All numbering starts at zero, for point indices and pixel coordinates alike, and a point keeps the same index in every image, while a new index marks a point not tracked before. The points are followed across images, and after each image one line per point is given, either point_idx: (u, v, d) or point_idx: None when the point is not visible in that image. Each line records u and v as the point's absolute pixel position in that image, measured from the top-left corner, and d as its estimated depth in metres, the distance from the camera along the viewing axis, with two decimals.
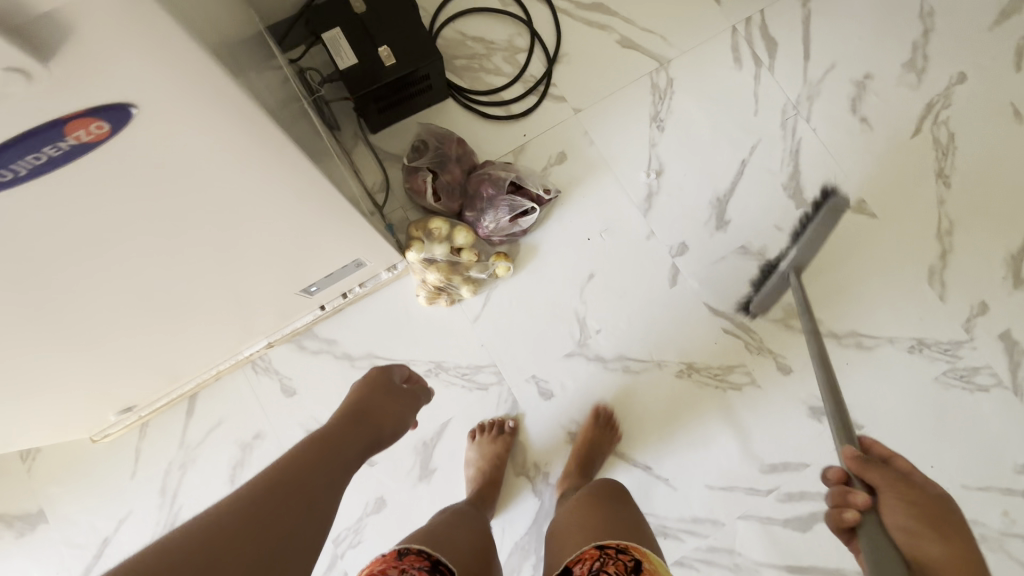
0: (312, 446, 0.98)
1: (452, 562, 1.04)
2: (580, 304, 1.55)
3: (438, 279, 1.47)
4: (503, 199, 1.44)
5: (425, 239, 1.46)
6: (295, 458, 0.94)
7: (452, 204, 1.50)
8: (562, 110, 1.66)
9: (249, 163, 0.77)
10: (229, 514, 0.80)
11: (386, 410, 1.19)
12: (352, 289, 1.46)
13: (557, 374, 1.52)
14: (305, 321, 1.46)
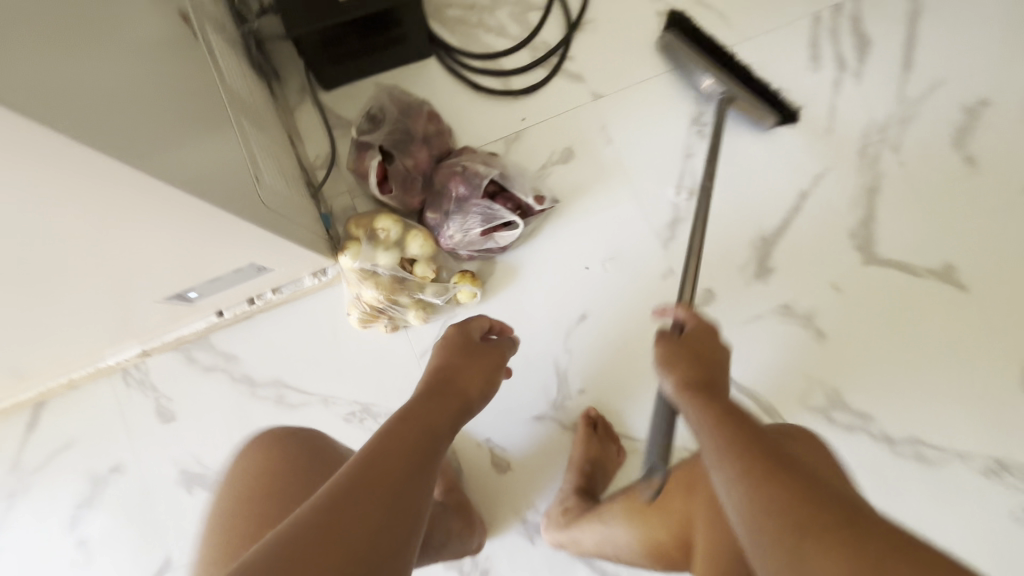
0: (400, 432, 0.73)
1: None
2: (563, 351, 1.18)
3: (374, 297, 1.10)
4: (477, 203, 1.07)
5: (364, 242, 1.09)
6: (384, 448, 0.70)
7: (409, 200, 1.12)
8: (577, 93, 1.26)
9: (73, 168, 0.58)
10: (307, 532, 0.58)
11: (477, 373, 0.94)
12: (262, 293, 1.11)
13: (517, 440, 1.16)
14: (197, 328, 1.12)
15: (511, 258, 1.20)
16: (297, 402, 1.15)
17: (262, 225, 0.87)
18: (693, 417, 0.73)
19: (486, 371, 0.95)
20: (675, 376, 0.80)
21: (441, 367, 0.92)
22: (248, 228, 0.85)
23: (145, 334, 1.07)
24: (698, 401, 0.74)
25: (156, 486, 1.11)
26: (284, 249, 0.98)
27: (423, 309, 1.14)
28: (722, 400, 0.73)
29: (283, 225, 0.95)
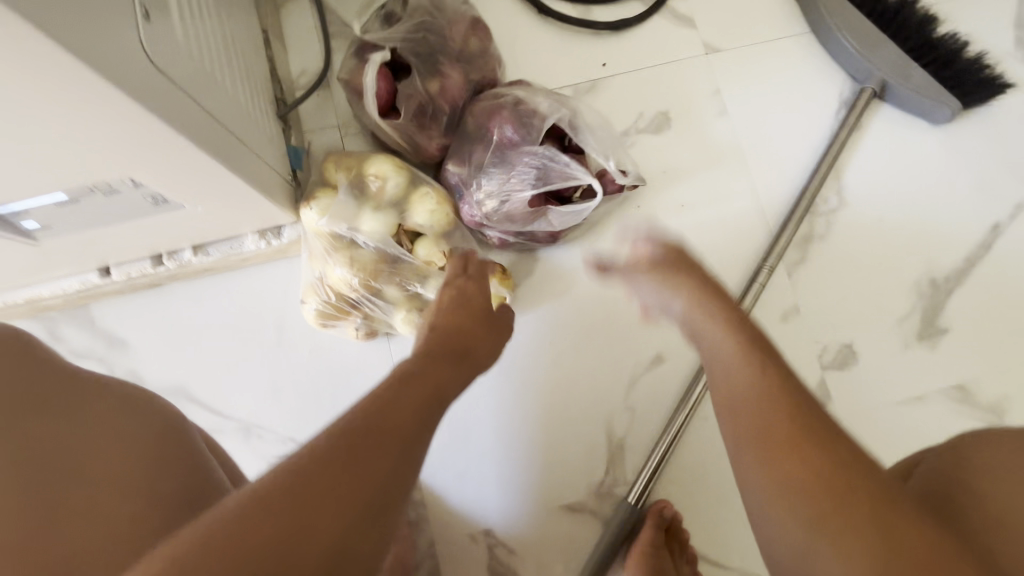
0: (416, 382, 0.46)
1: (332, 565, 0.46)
2: (622, 409, 0.76)
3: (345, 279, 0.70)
4: (533, 156, 0.69)
5: (342, 192, 0.69)
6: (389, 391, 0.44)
7: (425, 144, 0.73)
8: (683, 43, 0.89)
9: None
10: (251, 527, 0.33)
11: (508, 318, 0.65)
12: (175, 252, 0.72)
13: (534, 543, 0.72)
14: (64, 291, 0.71)
15: (563, 256, 0.80)
16: (204, 425, 0.74)
17: (206, 149, 0.52)
18: (721, 374, 0.49)
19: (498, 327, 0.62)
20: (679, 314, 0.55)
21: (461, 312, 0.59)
22: (175, 148, 0.49)
23: None
24: (714, 336, 0.51)
25: None
26: (217, 190, 0.59)
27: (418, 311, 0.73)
28: (761, 359, 0.48)
29: (241, 157, 0.60)
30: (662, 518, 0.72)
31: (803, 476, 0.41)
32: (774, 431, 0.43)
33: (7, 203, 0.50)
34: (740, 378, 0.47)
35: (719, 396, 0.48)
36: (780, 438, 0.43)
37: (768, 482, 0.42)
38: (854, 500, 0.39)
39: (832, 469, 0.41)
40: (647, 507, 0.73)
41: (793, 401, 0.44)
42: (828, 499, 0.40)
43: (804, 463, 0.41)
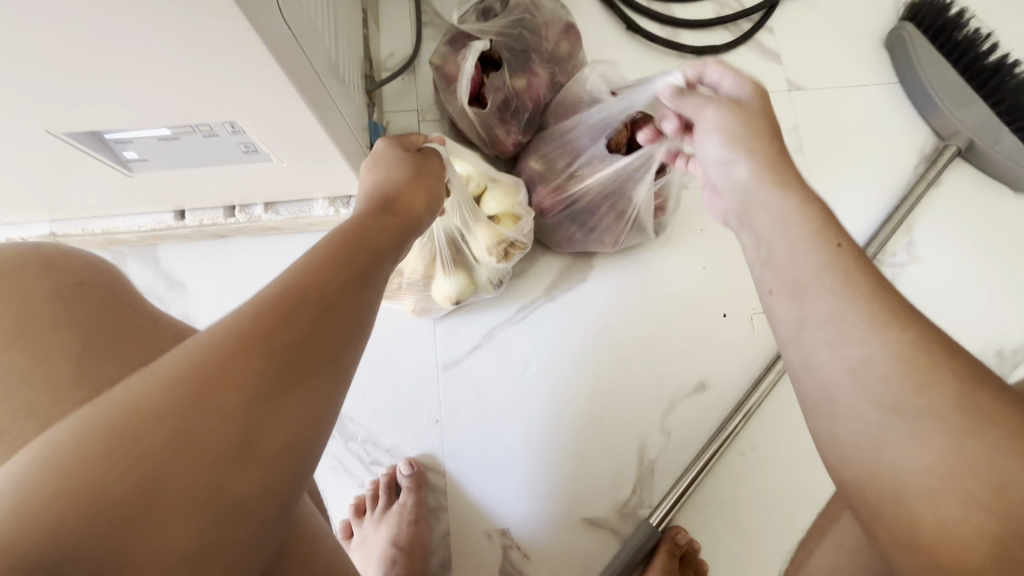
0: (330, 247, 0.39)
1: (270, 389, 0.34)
2: (657, 431, 0.75)
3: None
4: (608, 120, 0.66)
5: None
6: (289, 290, 0.34)
7: (504, 131, 0.74)
8: (766, 76, 0.89)
9: None
10: (109, 458, 0.27)
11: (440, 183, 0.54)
12: (247, 205, 0.74)
13: (548, 553, 0.71)
14: (139, 228, 0.74)
15: (619, 268, 0.79)
16: None
17: (305, 98, 0.53)
18: (787, 267, 0.38)
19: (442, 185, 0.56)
20: (751, 163, 0.43)
21: (402, 182, 0.50)
22: (278, 97, 0.51)
23: (55, 209, 0.70)
24: (772, 208, 0.40)
25: None
26: (304, 148, 0.61)
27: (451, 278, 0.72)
28: (838, 230, 0.37)
29: (333, 120, 0.62)
30: (675, 546, 0.70)
31: (890, 349, 0.32)
32: (851, 301, 0.34)
33: (117, 130, 0.53)
34: (808, 258, 0.37)
35: (770, 287, 0.39)
36: (829, 295, 0.35)
37: (832, 368, 0.34)
38: (927, 350, 0.32)
39: (902, 326, 0.33)
40: (661, 533, 0.71)
41: (878, 274, 0.35)
42: (901, 354, 0.32)
43: (871, 340, 0.33)
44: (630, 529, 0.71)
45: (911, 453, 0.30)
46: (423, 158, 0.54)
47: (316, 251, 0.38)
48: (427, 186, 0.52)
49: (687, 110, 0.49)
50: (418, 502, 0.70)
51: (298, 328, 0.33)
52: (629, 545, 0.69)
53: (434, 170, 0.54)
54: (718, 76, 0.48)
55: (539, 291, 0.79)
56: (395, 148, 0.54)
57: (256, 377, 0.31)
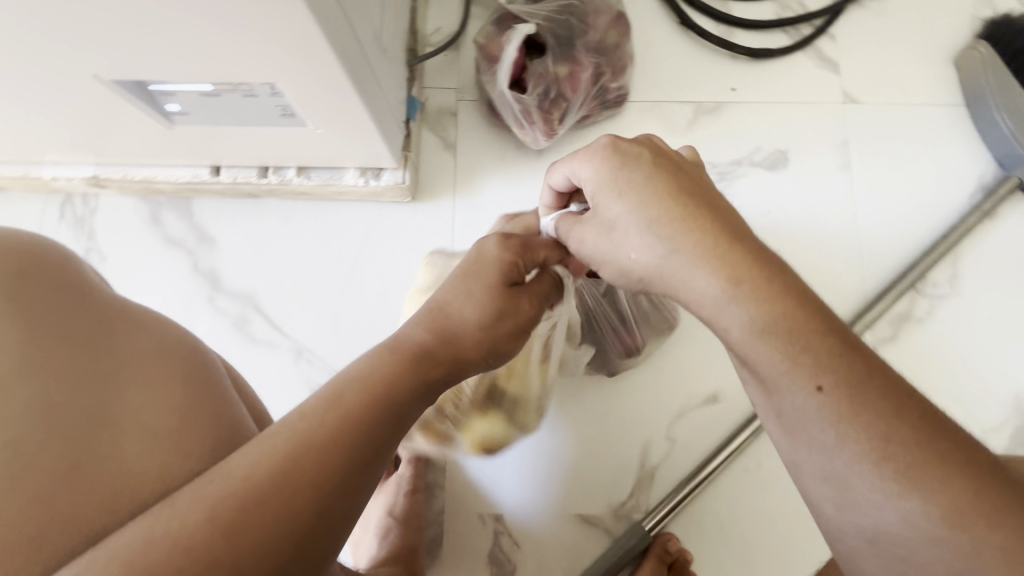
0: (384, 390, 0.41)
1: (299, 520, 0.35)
2: (661, 438, 0.74)
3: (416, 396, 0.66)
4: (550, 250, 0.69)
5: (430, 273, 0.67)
6: (290, 481, 0.35)
7: (529, 129, 0.73)
8: (821, 86, 0.85)
9: None
10: None
11: (512, 341, 0.49)
12: (281, 166, 0.74)
13: (539, 544, 0.71)
14: (176, 179, 0.76)
15: None
16: (259, 336, 0.76)
17: (345, 67, 0.53)
18: (788, 410, 0.38)
19: (524, 330, 0.50)
20: (688, 261, 0.40)
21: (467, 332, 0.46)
22: (318, 63, 0.51)
23: (99, 153, 0.72)
24: (738, 333, 0.39)
25: None
26: (341, 119, 0.61)
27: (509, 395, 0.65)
28: (815, 369, 0.37)
29: (372, 92, 0.61)
30: (666, 552, 0.69)
31: (879, 479, 0.36)
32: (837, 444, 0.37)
33: (162, 82, 0.54)
34: (803, 403, 0.38)
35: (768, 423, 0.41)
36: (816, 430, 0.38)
37: (844, 518, 0.38)
38: (897, 454, 0.36)
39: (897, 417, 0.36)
40: (652, 538, 0.70)
41: (864, 406, 0.36)
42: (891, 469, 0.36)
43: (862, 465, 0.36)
44: (620, 530, 0.71)
45: None
46: (514, 297, 0.49)
47: (333, 420, 0.38)
48: (492, 339, 0.47)
49: (592, 249, 0.46)
50: (415, 475, 0.72)
51: (293, 540, 0.34)
52: (620, 547, 0.68)
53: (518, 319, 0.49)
54: (591, 179, 0.45)
55: None
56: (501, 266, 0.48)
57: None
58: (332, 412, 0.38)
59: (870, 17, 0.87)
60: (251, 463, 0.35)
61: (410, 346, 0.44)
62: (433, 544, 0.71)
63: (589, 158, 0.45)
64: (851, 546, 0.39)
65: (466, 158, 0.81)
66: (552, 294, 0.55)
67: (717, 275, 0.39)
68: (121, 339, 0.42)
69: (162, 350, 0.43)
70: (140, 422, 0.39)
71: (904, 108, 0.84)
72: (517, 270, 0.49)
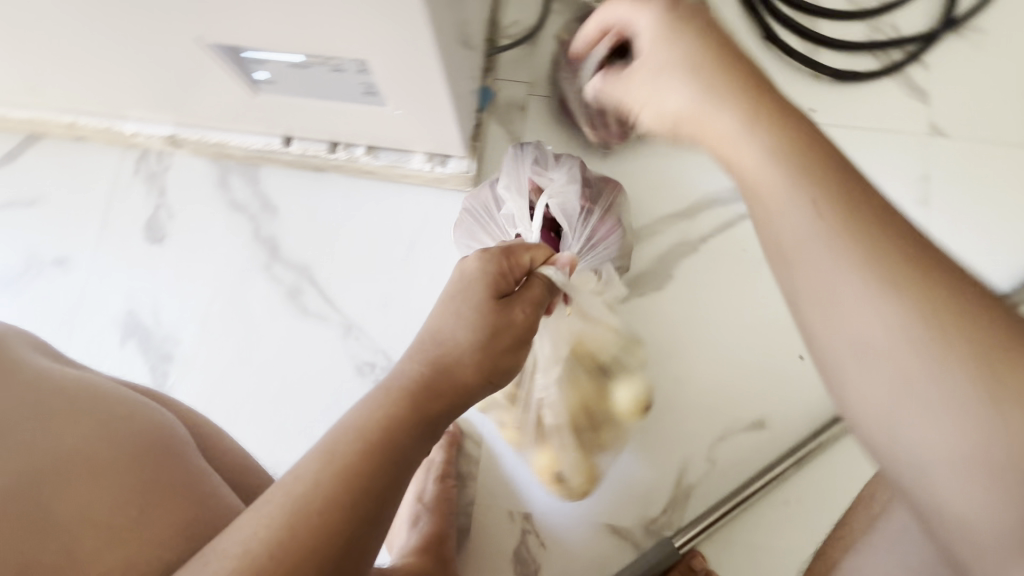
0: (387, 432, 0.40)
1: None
2: (700, 458, 0.72)
3: (565, 449, 0.67)
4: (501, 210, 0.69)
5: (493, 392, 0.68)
6: (283, 548, 0.35)
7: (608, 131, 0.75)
8: (908, 115, 0.81)
9: None
10: None
11: (512, 354, 0.48)
12: (352, 145, 0.76)
13: (565, 548, 0.70)
14: (248, 146, 0.78)
15: (702, 281, 0.77)
16: (311, 308, 0.77)
17: (438, 50, 0.53)
18: (785, 231, 0.33)
19: (522, 339, 0.49)
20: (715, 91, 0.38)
21: (464, 354, 0.46)
22: (413, 44, 0.51)
23: (180, 113, 0.74)
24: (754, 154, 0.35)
25: (93, 311, 0.78)
26: (420, 101, 0.61)
27: (613, 367, 0.69)
28: (831, 184, 0.33)
29: (455, 78, 0.61)
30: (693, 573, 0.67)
31: (889, 301, 0.30)
32: (868, 289, 0.31)
33: (256, 49, 0.55)
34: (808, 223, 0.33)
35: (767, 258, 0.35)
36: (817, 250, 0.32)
37: (838, 340, 0.32)
38: (913, 276, 0.30)
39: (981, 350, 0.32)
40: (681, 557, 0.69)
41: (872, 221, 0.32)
42: (929, 307, 0.30)
43: (881, 296, 0.30)
44: (648, 545, 0.69)
45: (928, 438, 0.29)
46: (504, 308, 0.49)
47: (327, 479, 0.37)
48: (491, 362, 0.47)
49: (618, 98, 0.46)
50: (447, 461, 0.72)
51: None
52: (646, 559, 0.67)
53: (513, 333, 0.48)
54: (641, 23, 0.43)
55: None
56: (483, 283, 0.49)
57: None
58: (326, 471, 0.37)
59: (967, 49, 0.83)
60: (241, 544, 0.35)
61: (408, 382, 0.43)
62: (460, 535, 0.71)
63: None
64: (860, 405, 0.31)
65: None
66: (548, 298, 0.54)
67: (739, 111, 0.37)
68: (67, 417, 0.44)
69: (111, 426, 0.45)
70: (102, 511, 0.42)
71: (996, 146, 0.80)
72: (505, 281, 0.50)
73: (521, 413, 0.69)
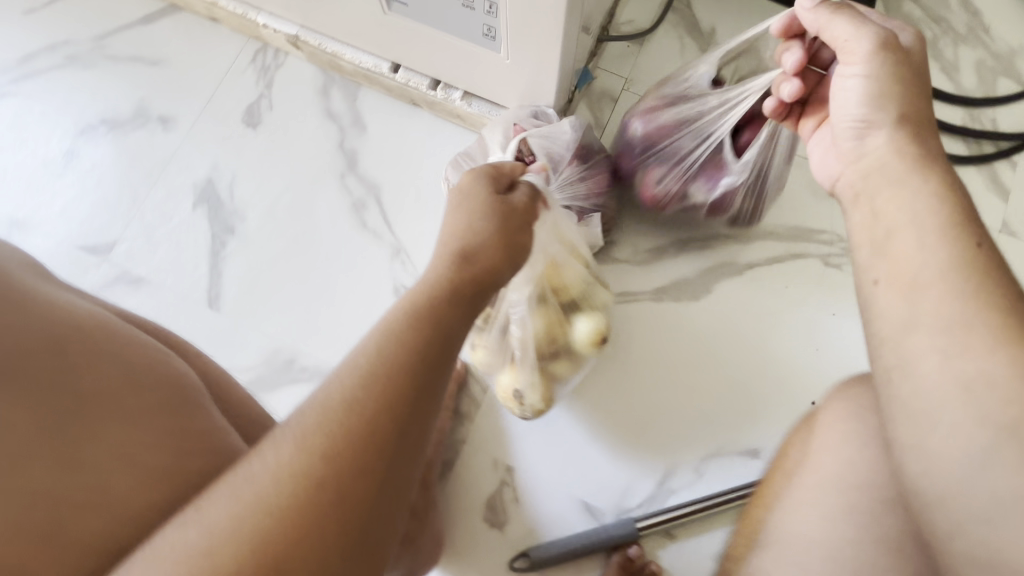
0: (441, 309, 0.43)
1: (381, 415, 0.36)
2: (689, 468, 0.73)
3: (529, 368, 0.68)
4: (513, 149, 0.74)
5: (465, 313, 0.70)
6: (364, 388, 0.37)
7: (660, 169, 0.73)
8: (982, 206, 0.82)
9: None
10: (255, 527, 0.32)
11: (523, 236, 0.51)
12: (451, 86, 0.80)
13: (537, 509, 0.72)
14: (358, 63, 0.83)
15: (736, 304, 0.79)
16: (370, 223, 0.82)
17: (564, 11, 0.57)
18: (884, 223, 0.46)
19: (526, 226, 0.52)
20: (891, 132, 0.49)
21: (481, 238, 0.48)
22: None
23: (309, 17, 0.80)
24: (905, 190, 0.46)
25: (177, 170, 0.85)
26: (531, 57, 0.66)
27: (576, 299, 0.69)
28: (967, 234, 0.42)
29: (568, 45, 0.65)
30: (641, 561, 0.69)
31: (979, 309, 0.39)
32: (946, 276, 0.41)
33: None
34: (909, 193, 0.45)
35: (878, 276, 0.45)
36: (924, 236, 0.43)
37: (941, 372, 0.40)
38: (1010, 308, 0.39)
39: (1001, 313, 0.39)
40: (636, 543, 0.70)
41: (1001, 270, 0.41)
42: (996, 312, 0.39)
43: (971, 310, 0.40)
44: (605, 525, 0.70)
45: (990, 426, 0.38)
46: (505, 201, 0.52)
47: (390, 346, 0.39)
48: (505, 242, 0.49)
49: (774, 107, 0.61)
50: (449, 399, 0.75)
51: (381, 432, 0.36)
52: (607, 534, 0.69)
53: (518, 218, 0.51)
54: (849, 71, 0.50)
55: (649, 288, 0.80)
56: (483, 189, 0.52)
57: (349, 510, 0.34)
58: (386, 340, 0.39)
59: None
60: (321, 399, 0.36)
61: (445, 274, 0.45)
62: (442, 468, 0.74)
63: (860, 20, 0.50)
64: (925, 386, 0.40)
65: (610, 142, 0.85)
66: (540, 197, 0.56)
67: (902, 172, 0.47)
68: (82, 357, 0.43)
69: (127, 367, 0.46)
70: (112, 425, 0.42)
71: None
72: (498, 184, 0.54)
73: (489, 337, 0.69)
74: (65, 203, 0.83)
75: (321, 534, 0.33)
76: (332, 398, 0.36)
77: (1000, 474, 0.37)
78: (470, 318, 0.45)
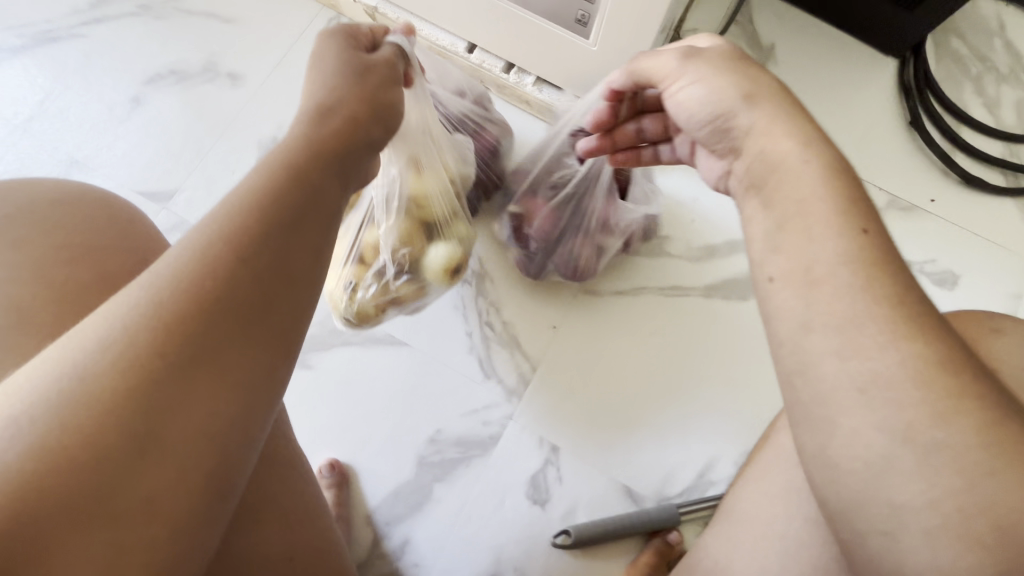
0: (325, 156, 0.43)
1: (260, 239, 0.37)
2: (730, 460, 0.75)
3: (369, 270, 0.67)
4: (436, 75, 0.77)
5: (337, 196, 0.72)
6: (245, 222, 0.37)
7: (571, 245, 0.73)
8: (1018, 235, 0.86)
9: None
10: (143, 346, 0.33)
11: (390, 90, 0.49)
12: (524, 71, 0.82)
13: (579, 488, 0.73)
14: (433, 39, 0.84)
15: None
16: None
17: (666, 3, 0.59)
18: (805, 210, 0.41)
19: (395, 83, 0.49)
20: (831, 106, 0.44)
21: (344, 94, 0.45)
22: None
23: None
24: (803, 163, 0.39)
25: (241, 126, 0.85)
26: (617, 47, 0.68)
27: (436, 214, 0.67)
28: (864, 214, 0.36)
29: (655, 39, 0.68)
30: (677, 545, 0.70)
31: None
32: (838, 264, 0.34)
33: None
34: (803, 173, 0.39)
35: (774, 275, 0.37)
36: (810, 224, 0.37)
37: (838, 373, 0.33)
38: None
39: (899, 303, 0.33)
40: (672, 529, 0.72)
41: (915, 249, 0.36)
42: (888, 306, 0.33)
43: None
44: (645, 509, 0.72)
45: None
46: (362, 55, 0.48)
47: (264, 187, 0.39)
48: (369, 95, 0.46)
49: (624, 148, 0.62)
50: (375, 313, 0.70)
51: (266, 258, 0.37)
52: (647, 516, 0.70)
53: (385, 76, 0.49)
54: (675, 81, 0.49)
55: (700, 284, 0.81)
56: (340, 46, 0.48)
57: (234, 326, 0.35)
58: (261, 179, 0.40)
59: None
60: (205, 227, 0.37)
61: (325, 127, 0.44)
62: (488, 442, 0.74)
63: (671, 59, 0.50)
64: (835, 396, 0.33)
65: None
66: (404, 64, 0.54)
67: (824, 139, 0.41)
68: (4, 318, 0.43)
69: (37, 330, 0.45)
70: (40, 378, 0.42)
71: None
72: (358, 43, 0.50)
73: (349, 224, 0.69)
74: (128, 147, 0.83)
75: (208, 350, 0.34)
76: (187, 249, 0.36)
77: (896, 481, 0.31)
78: (346, 172, 0.44)
